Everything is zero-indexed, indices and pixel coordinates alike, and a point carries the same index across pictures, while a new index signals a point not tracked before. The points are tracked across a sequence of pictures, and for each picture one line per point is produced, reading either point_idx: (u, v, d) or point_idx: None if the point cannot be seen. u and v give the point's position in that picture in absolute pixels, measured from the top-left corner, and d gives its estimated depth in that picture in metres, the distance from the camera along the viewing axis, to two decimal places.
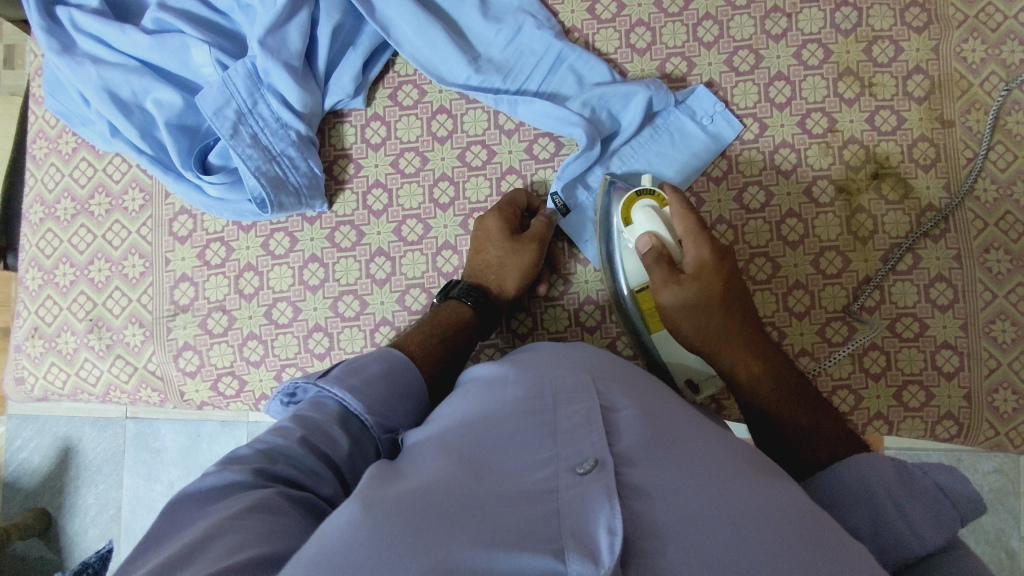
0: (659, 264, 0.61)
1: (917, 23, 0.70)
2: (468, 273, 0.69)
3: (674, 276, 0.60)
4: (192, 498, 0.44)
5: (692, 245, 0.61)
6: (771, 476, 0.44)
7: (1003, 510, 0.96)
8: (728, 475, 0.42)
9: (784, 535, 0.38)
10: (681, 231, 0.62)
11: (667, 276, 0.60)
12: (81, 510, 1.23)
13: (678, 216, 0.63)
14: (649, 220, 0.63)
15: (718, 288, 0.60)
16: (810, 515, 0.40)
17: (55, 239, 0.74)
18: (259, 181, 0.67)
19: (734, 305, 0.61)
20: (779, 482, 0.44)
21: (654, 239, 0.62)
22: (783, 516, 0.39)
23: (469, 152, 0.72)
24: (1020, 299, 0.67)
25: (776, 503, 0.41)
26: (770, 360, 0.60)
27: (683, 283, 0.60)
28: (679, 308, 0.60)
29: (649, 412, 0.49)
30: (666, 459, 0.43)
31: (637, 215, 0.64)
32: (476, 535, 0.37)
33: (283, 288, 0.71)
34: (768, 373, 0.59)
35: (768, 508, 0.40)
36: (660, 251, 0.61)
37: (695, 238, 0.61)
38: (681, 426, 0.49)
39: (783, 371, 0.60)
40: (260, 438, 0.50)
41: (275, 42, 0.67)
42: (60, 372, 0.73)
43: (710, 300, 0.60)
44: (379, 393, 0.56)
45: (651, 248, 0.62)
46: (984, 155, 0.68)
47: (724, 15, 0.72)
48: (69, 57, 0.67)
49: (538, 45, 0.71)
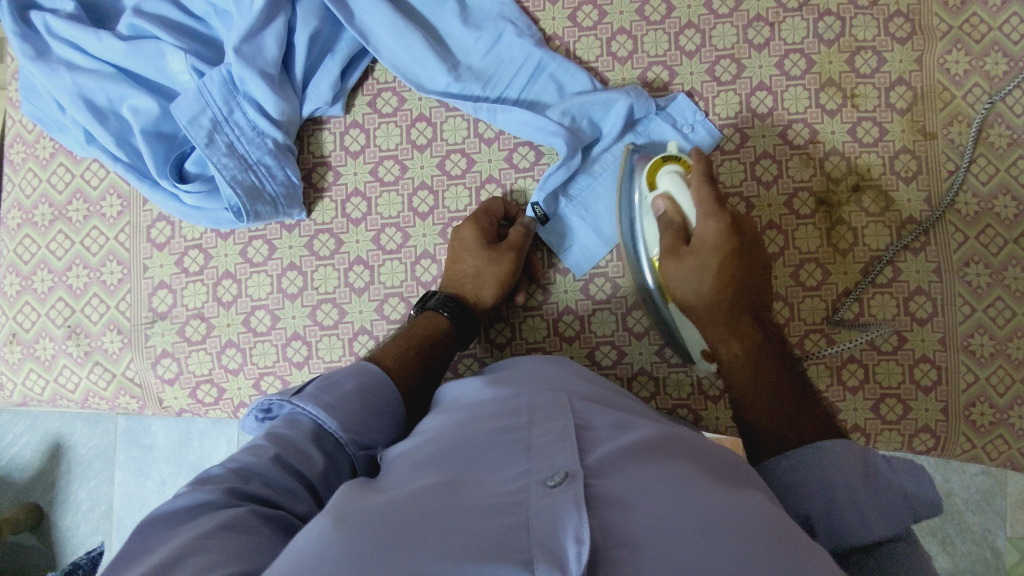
0: (668, 231, 0.62)
1: (901, 34, 0.69)
2: (446, 282, 0.69)
3: (677, 246, 0.61)
4: (163, 519, 0.44)
5: (700, 219, 0.60)
6: (741, 487, 0.44)
7: (990, 510, 0.96)
8: (700, 485, 0.42)
9: (752, 541, 0.37)
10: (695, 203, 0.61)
11: (672, 244, 0.61)
12: (72, 506, 1.23)
13: (695, 187, 0.61)
14: (670, 185, 0.63)
15: (716, 265, 0.59)
16: (779, 521, 0.40)
17: (33, 245, 0.74)
18: (235, 190, 0.66)
19: (733, 276, 0.59)
20: (749, 492, 0.43)
21: (669, 205, 0.62)
22: (751, 522, 0.39)
23: (448, 161, 0.72)
24: (999, 313, 0.67)
25: (746, 511, 0.40)
26: (751, 342, 0.59)
27: (684, 256, 0.60)
28: (678, 272, 0.60)
29: (625, 427, 0.49)
30: (637, 470, 0.43)
31: (660, 180, 0.64)
32: (444, 548, 0.36)
33: (262, 296, 0.71)
34: (747, 355, 0.59)
35: (736, 515, 0.39)
36: (669, 220, 0.62)
37: (707, 212, 0.60)
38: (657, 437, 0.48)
39: (767, 362, 0.58)
40: (233, 457, 0.49)
41: (250, 50, 0.66)
42: (39, 378, 0.73)
43: (701, 282, 0.60)
44: (353, 410, 0.56)
45: (664, 214, 0.63)
46: (966, 168, 0.68)
47: (706, 24, 0.71)
48: (43, 62, 0.67)
49: (518, 53, 0.71)
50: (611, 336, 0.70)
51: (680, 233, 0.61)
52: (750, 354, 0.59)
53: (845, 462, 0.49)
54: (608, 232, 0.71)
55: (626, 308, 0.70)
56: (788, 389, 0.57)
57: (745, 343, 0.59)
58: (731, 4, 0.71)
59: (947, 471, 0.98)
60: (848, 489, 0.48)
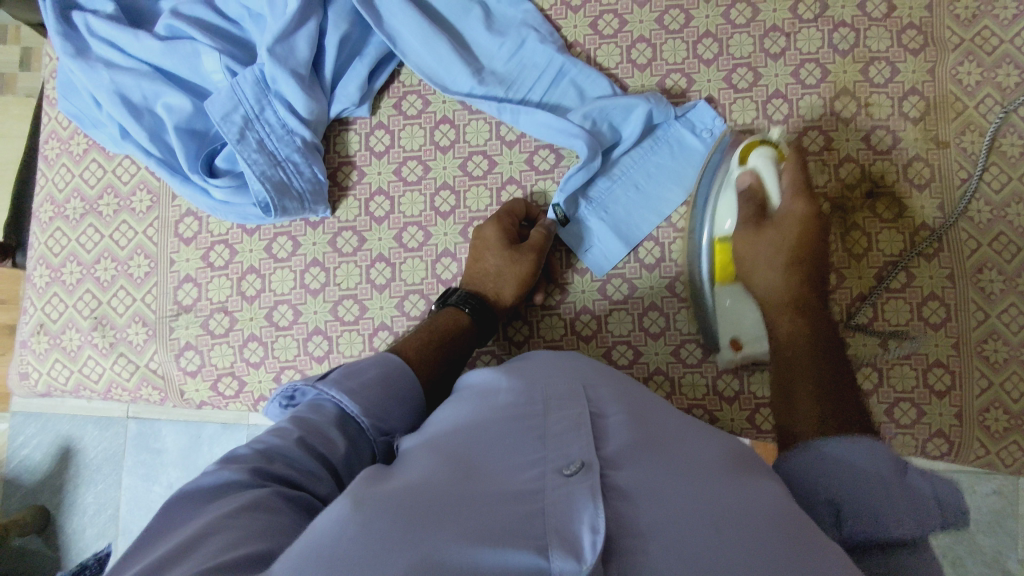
0: (748, 205, 0.64)
1: (914, 45, 0.71)
2: (466, 280, 0.70)
3: (757, 222, 0.64)
4: (190, 497, 0.45)
5: (790, 197, 0.63)
6: (754, 479, 0.44)
7: (1002, 531, 0.95)
8: (715, 480, 0.43)
9: (767, 538, 0.38)
10: (785, 184, 0.64)
11: (751, 219, 0.64)
12: (80, 508, 1.24)
13: (788, 171, 0.64)
14: (761, 165, 0.64)
15: (797, 241, 0.62)
16: (792, 516, 0.41)
17: (63, 238, 0.76)
18: (263, 185, 0.68)
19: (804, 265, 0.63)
20: (761, 485, 0.44)
21: (753, 181, 0.64)
22: (764, 517, 0.39)
23: (470, 163, 0.73)
24: (1012, 319, 0.68)
25: (758, 505, 0.41)
26: (813, 319, 0.61)
27: (766, 229, 0.63)
28: (757, 242, 0.63)
29: (638, 417, 0.49)
30: (652, 462, 0.44)
31: (752, 158, 0.65)
32: (461, 532, 0.37)
33: (285, 291, 0.73)
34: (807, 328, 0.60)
35: (749, 510, 0.40)
36: (751, 194, 0.64)
37: (797, 193, 0.63)
38: (671, 428, 0.49)
39: (826, 340, 0.59)
40: (258, 438, 0.51)
41: (282, 51, 0.68)
42: (64, 368, 0.74)
43: (778, 260, 0.62)
44: (375, 396, 0.57)
45: (746, 188, 0.65)
46: (979, 176, 0.69)
47: (724, 33, 0.73)
48: (83, 60, 0.69)
49: (541, 59, 0.73)
50: (627, 336, 0.71)
51: (762, 209, 0.64)
52: (813, 330, 0.60)
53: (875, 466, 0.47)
54: (629, 233, 0.72)
55: (642, 308, 0.71)
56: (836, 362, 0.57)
57: (808, 322, 0.60)
58: (748, 15, 0.73)
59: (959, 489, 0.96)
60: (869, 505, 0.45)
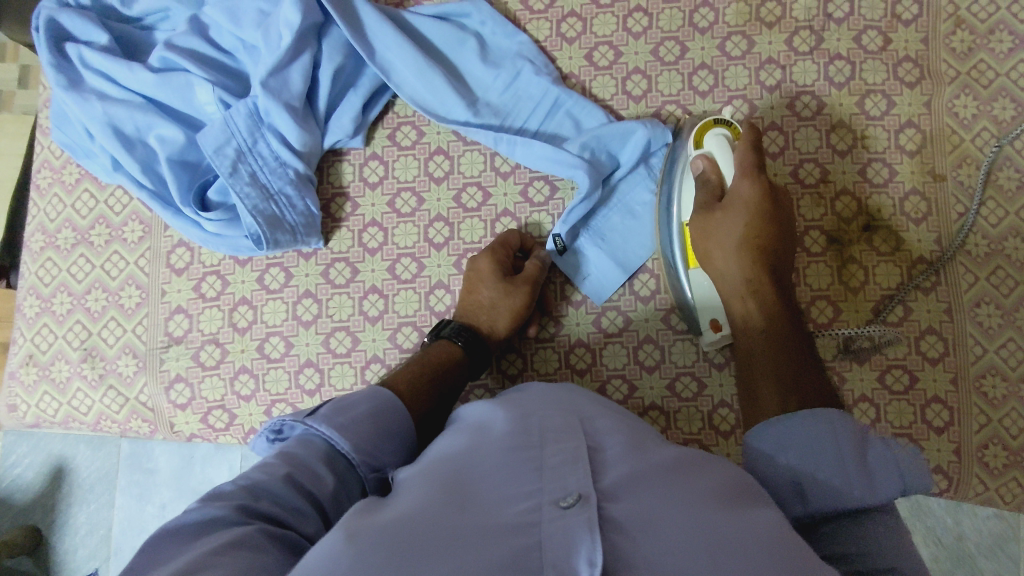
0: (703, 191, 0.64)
1: (909, 78, 0.71)
2: (459, 312, 0.69)
3: (709, 206, 0.63)
4: (175, 533, 0.44)
5: (737, 177, 0.61)
6: (754, 507, 0.43)
7: (1004, 557, 0.93)
8: (711, 506, 0.42)
9: (766, 567, 0.37)
10: (735, 162, 0.62)
11: (705, 202, 0.63)
12: (72, 529, 1.22)
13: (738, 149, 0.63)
14: (714, 147, 0.64)
15: (746, 222, 0.60)
16: (792, 546, 0.40)
17: (54, 268, 0.75)
18: (256, 219, 0.68)
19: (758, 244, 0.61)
20: (760, 512, 0.43)
21: (706, 163, 0.64)
22: (763, 548, 0.39)
23: (464, 194, 0.73)
24: (1011, 354, 0.67)
25: (756, 534, 0.40)
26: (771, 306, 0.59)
27: (716, 212, 0.62)
28: (707, 226, 0.62)
29: (635, 446, 0.48)
30: (649, 491, 0.43)
31: (707, 141, 0.65)
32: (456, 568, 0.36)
33: (276, 323, 0.72)
34: (765, 315, 0.59)
35: (747, 539, 0.39)
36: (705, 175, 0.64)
37: (746, 171, 0.61)
38: (667, 455, 0.48)
39: (783, 326, 0.58)
40: (245, 474, 0.50)
41: (276, 83, 0.68)
42: (53, 400, 0.73)
43: (729, 240, 0.61)
44: (366, 432, 0.56)
45: (699, 170, 0.64)
46: (976, 210, 0.69)
47: (719, 65, 0.73)
48: (76, 92, 0.69)
49: (536, 90, 0.73)
50: (622, 369, 0.70)
51: (714, 191, 0.63)
52: (771, 314, 0.59)
53: (829, 434, 0.50)
54: (626, 260, 0.72)
55: (637, 340, 0.71)
56: (797, 350, 0.57)
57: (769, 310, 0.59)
58: (743, 47, 0.73)
59: (958, 514, 0.95)
60: (836, 463, 0.48)
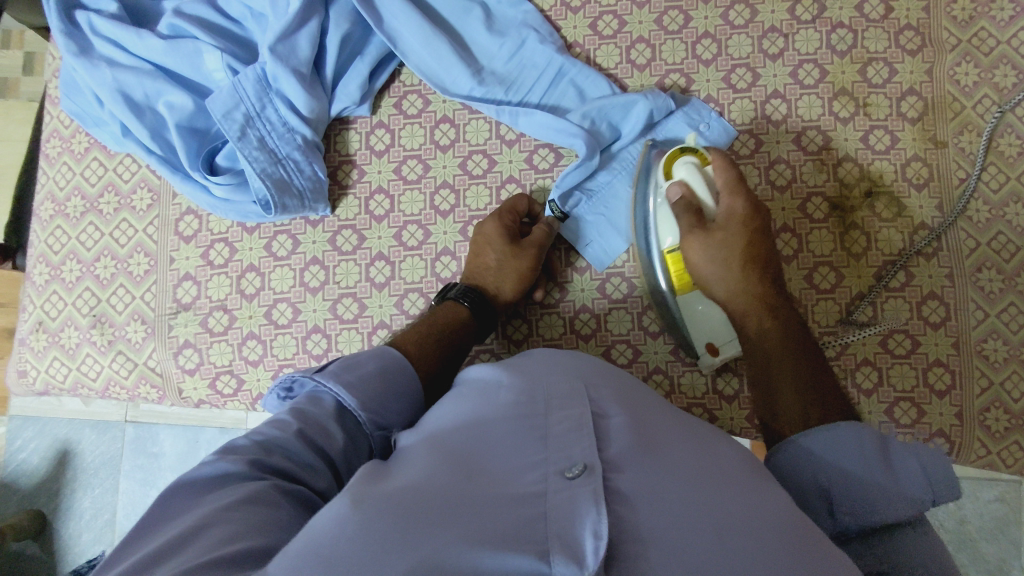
0: (687, 213, 0.62)
1: (911, 46, 0.72)
2: (467, 276, 0.70)
3: (701, 225, 0.61)
4: (189, 486, 0.45)
5: (727, 197, 0.62)
6: (763, 484, 0.43)
7: (1005, 539, 0.92)
8: (718, 483, 0.42)
9: (771, 545, 0.37)
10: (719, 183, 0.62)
11: (695, 224, 0.61)
12: (76, 514, 1.23)
13: (718, 171, 0.63)
14: (687, 174, 0.63)
15: (743, 243, 0.61)
16: (797, 523, 0.40)
17: (63, 236, 0.76)
18: (264, 183, 0.68)
19: (758, 258, 0.62)
20: (768, 489, 0.43)
21: (685, 190, 0.63)
22: (768, 525, 0.39)
23: (470, 162, 0.74)
24: (1012, 319, 0.68)
25: (763, 511, 0.40)
26: (783, 318, 0.60)
27: (711, 232, 0.61)
28: (705, 246, 0.61)
29: (641, 417, 0.48)
30: (655, 464, 0.42)
31: (678, 171, 0.64)
32: (461, 534, 0.36)
33: (284, 289, 0.73)
34: (780, 329, 0.59)
35: (754, 516, 0.39)
36: (688, 201, 0.62)
37: (733, 190, 0.62)
38: (672, 431, 0.47)
39: (797, 334, 0.59)
40: (257, 429, 0.50)
41: (284, 50, 0.69)
42: (62, 366, 0.74)
43: (732, 260, 0.61)
44: (374, 390, 0.56)
45: (681, 197, 0.62)
46: (977, 176, 0.69)
47: (723, 34, 0.74)
48: (86, 59, 0.70)
49: (540, 59, 0.73)
50: (626, 335, 0.71)
51: (700, 213, 0.62)
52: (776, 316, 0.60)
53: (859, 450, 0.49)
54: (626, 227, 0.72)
55: (641, 307, 0.71)
56: (810, 356, 0.58)
57: (778, 319, 0.60)
58: (747, 16, 0.74)
59: (961, 497, 0.94)
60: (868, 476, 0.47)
